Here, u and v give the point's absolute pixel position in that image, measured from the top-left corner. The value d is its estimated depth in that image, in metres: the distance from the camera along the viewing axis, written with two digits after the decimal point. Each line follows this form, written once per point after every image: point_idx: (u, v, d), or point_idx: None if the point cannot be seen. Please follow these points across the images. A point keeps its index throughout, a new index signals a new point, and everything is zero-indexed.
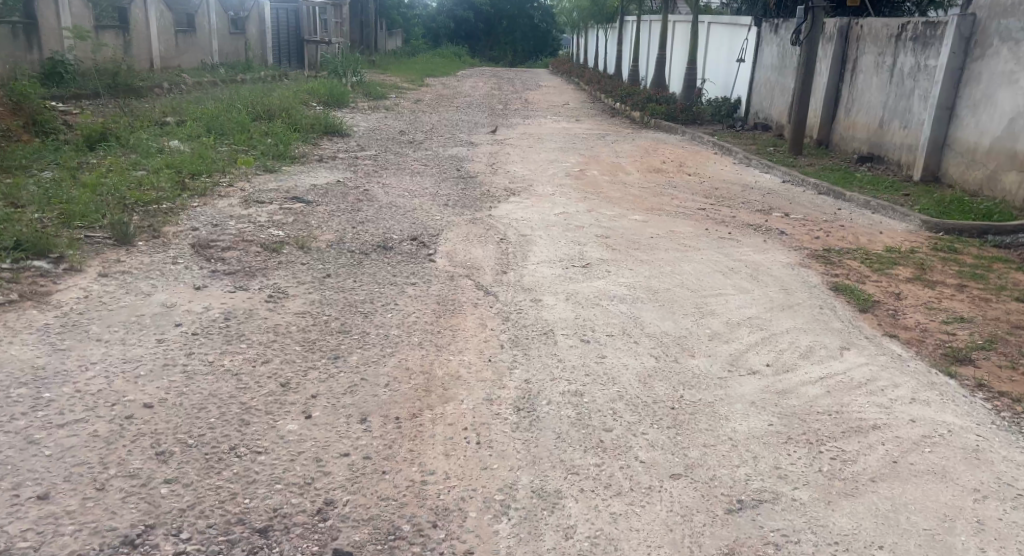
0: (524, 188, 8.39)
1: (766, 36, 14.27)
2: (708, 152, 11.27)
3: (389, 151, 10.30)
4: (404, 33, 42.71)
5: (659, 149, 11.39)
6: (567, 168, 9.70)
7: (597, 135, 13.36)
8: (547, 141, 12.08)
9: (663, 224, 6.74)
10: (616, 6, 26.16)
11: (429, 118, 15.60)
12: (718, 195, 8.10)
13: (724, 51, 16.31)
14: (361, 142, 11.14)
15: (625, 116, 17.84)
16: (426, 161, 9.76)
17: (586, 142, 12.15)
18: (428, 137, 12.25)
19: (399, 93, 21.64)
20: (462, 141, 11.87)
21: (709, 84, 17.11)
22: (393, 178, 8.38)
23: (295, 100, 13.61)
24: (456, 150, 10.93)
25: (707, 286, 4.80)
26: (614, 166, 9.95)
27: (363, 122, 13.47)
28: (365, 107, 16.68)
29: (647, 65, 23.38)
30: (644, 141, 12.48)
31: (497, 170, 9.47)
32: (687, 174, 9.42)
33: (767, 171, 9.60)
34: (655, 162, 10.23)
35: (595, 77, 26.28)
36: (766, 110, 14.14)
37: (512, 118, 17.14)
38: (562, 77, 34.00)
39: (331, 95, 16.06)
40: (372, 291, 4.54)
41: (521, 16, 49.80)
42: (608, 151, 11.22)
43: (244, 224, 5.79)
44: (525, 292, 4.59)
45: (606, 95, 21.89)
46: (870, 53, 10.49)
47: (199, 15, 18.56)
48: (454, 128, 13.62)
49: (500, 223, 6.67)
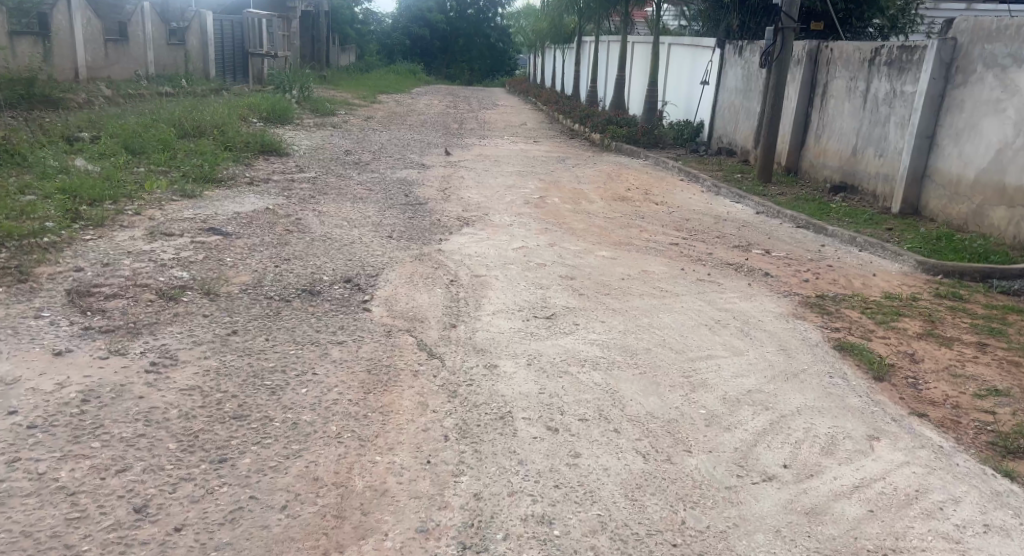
0: (477, 216, 7.63)
1: (730, 58, 13.77)
2: (675, 179, 10.63)
3: (330, 174, 9.46)
4: (357, 49, 41.89)
5: (623, 175, 10.74)
6: (524, 194, 8.97)
7: (556, 158, 12.66)
8: (503, 164, 11.38)
9: (633, 262, 6.01)
10: (574, 26, 25.67)
11: (378, 136, 14.78)
12: (690, 227, 7.44)
13: (686, 73, 15.80)
14: (301, 162, 10.28)
15: (585, 138, 17.23)
16: (370, 185, 8.94)
17: (544, 166, 11.48)
18: (376, 157, 11.42)
19: (349, 110, 20.76)
20: (412, 162, 11.09)
21: (671, 107, 16.59)
22: (330, 205, 7.54)
23: (232, 116, 12.70)
24: (404, 172, 10.14)
25: (692, 346, 4.02)
26: (575, 193, 9.26)
27: (306, 141, 12.61)
28: (311, 124, 15.81)
29: (606, 86, 22.88)
30: (606, 165, 11.85)
31: (448, 195, 8.69)
32: (655, 203, 8.76)
33: (738, 201, 8.99)
34: (619, 189, 9.57)
35: (553, 97, 25.68)
36: (730, 134, 13.61)
37: (467, 138, 16.42)
38: (520, 96, 33.44)
39: (273, 110, 15.15)
40: (286, 355, 3.68)
41: (477, 35, 49.30)
42: (568, 176, 10.54)
43: (142, 263, 4.90)
44: (477, 355, 3.77)
45: (564, 115, 21.30)
46: (842, 77, 9.95)
47: (131, 24, 17.74)
48: (416, 150, 12.90)
49: (450, 259, 5.87)
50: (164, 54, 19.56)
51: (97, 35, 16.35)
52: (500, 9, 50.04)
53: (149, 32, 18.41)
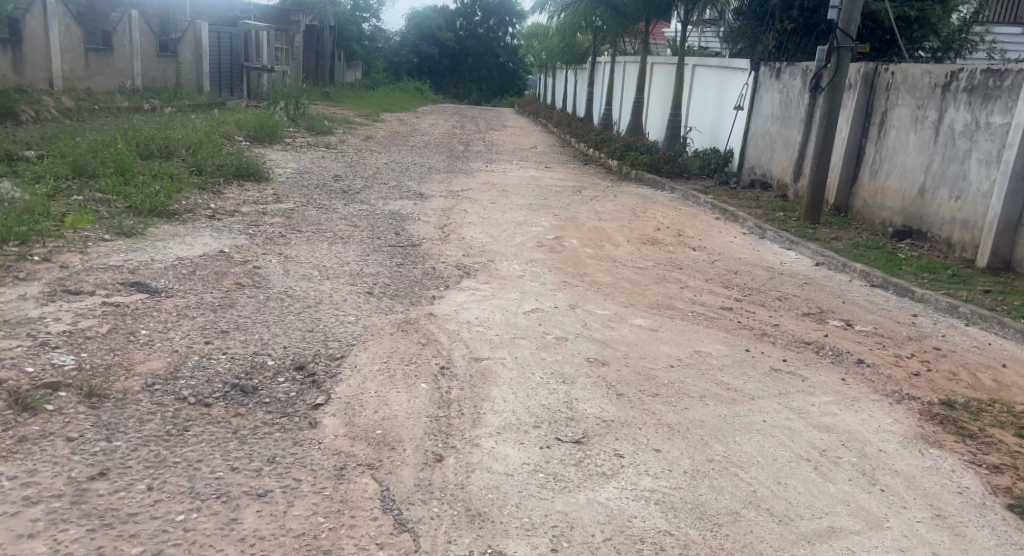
0: (481, 264, 6.31)
1: (765, 82, 12.47)
2: (709, 216, 9.28)
3: (312, 205, 8.17)
4: (364, 66, 40.98)
5: (649, 211, 9.42)
6: (538, 234, 7.66)
7: (571, 188, 11.36)
8: (512, 194, 10.11)
9: (681, 338, 4.67)
10: (589, 46, 24.47)
11: (375, 159, 13.55)
12: (741, 284, 6.10)
13: (714, 97, 14.51)
14: (281, 189, 9.03)
15: (601, 164, 15.93)
16: (356, 220, 7.64)
17: (559, 197, 10.19)
18: (369, 184, 10.16)
19: (349, 129, 19.60)
20: (409, 191, 9.81)
21: (695, 133, 15.30)
22: (303, 247, 6.24)
23: (211, 135, 11.49)
24: (398, 204, 8.84)
25: (798, 509, 2.68)
26: (597, 233, 7.95)
27: (294, 165, 11.36)
28: (304, 144, 14.61)
29: (621, 109, 21.62)
30: (630, 198, 10.54)
31: (447, 234, 7.39)
32: (691, 249, 7.43)
33: (789, 248, 7.65)
34: (649, 229, 8.26)
35: (565, 120, 24.44)
36: (764, 165, 12.30)
37: (472, 162, 15.16)
38: (530, 117, 32.29)
39: (262, 128, 13.97)
40: (173, 527, 2.37)
41: (487, 55, 48.38)
42: (587, 211, 9.23)
43: (16, 338, 3.59)
44: (476, 530, 2.44)
45: (578, 139, 20.05)
46: (907, 104, 8.62)
47: (117, 34, 16.86)
48: (399, 173, 11.55)
49: (443, 329, 4.51)
50: (154, 66, 18.63)
51: (78, 44, 15.40)
52: (510, 29, 49.10)
53: (137, 43, 17.64)
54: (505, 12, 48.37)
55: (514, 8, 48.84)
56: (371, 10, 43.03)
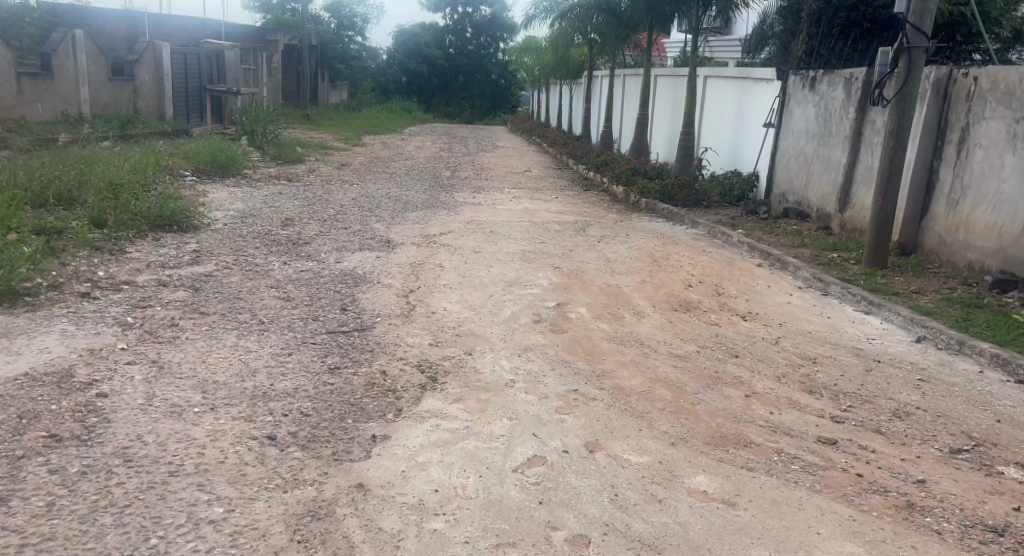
0: (455, 362, 4.43)
1: (797, 95, 10.65)
2: (749, 262, 7.41)
3: (240, 266, 6.32)
4: (349, 86, 39.38)
5: (672, 257, 7.57)
6: (535, 301, 5.79)
7: (573, 225, 9.50)
8: (501, 238, 8.25)
9: (776, 525, 2.82)
10: (585, 59, 22.79)
11: (343, 192, 11.70)
12: (828, 385, 4.23)
13: (736, 113, 12.71)
14: (208, 242, 7.17)
15: (605, 190, 14.09)
16: (292, 289, 5.78)
17: (560, 239, 8.34)
18: (326, 228, 8.31)
19: (324, 156, 17.83)
20: (372, 238, 7.96)
21: (712, 153, 13.48)
22: (197, 344, 4.36)
23: (142, 173, 9.66)
24: (357, 258, 6.99)
25: None
26: (611, 296, 6.08)
27: (240, 207, 9.55)
28: (264, 177, 12.80)
29: (621, 126, 19.89)
30: (644, 237, 8.71)
31: (412, 306, 5.51)
32: (739, 319, 5.56)
33: (870, 312, 5.81)
34: (678, 288, 6.40)
35: (561, 139, 22.68)
36: (799, 191, 10.48)
37: (458, 191, 13.31)
38: (523, 136, 30.66)
39: (213, 160, 12.17)
40: None
41: (477, 72, 46.94)
42: (595, 259, 7.38)
43: None
44: None
45: (576, 160, 18.26)
46: (997, 118, 6.79)
47: (60, 56, 15.44)
48: (367, 212, 9.71)
49: (379, 532, 2.67)
50: (106, 90, 17.07)
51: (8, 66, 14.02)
52: (501, 45, 47.66)
53: (83, 65, 16.05)
54: (495, 27, 46.82)
55: (505, 23, 47.26)
56: (357, 28, 41.39)
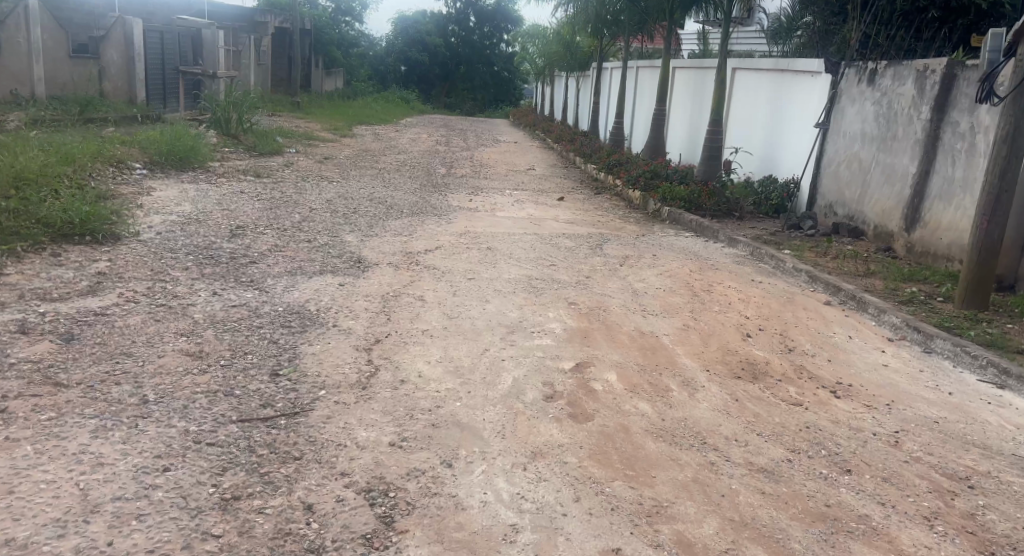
0: (424, 483, 2.88)
1: (851, 90, 9.05)
2: (814, 300, 5.84)
3: (149, 298, 4.77)
4: (346, 74, 37.87)
5: (714, 290, 6.03)
6: (544, 362, 4.23)
7: (585, 241, 7.94)
8: (498, 260, 6.71)
9: None
10: (596, 48, 21.18)
11: (319, 192, 10.17)
12: (1013, 543, 2.69)
13: (774, 112, 11.08)
14: (124, 260, 5.64)
15: (618, 195, 12.54)
16: (212, 336, 4.23)
17: (572, 262, 6.80)
18: (284, 241, 6.78)
19: (308, 148, 16.30)
20: (339, 256, 6.41)
21: (743, 155, 11.87)
22: (17, 451, 2.80)
23: (75, 167, 8.27)
24: (313, 286, 5.44)
25: None
26: (647, 352, 4.51)
27: (187, 209, 8.02)
28: (230, 172, 11.26)
29: (634, 121, 18.29)
30: (674, 259, 7.17)
31: (372, 370, 3.96)
32: (831, 395, 3.98)
33: (1003, 385, 4.24)
34: (733, 338, 4.84)
35: (567, 135, 21.14)
36: (853, 203, 8.89)
37: (452, 193, 11.78)
38: (527, 130, 29.09)
39: (172, 151, 10.70)
40: None
41: (480, 63, 45.30)
42: (617, 292, 5.81)
43: None
44: None
45: (585, 159, 16.71)
46: None
47: (8, 28, 14.38)
48: (339, 218, 8.18)
49: None
50: (65, 67, 15.83)
51: None
52: (506, 36, 45.96)
53: (37, 38, 14.97)
54: (500, 18, 45.11)
55: (510, 13, 45.57)
56: (355, 14, 39.64)
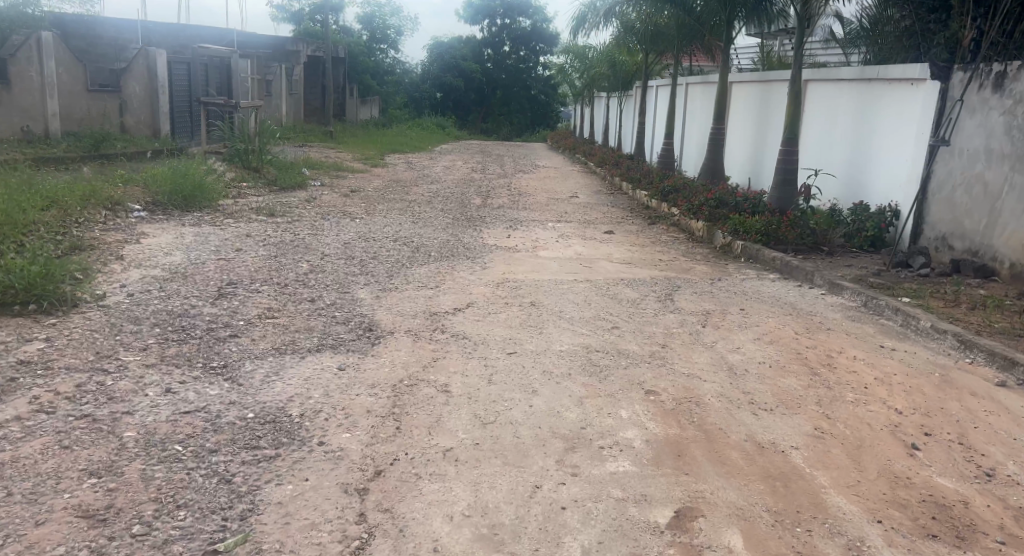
0: None
1: (971, 101, 7.62)
2: (978, 379, 4.32)
3: (72, 402, 3.47)
4: (380, 102, 37.13)
5: (837, 367, 4.53)
6: (626, 511, 2.82)
7: (650, 290, 6.49)
8: (546, 323, 5.30)
9: None
10: (640, 65, 19.81)
11: (336, 232, 8.92)
12: None
13: (863, 129, 9.46)
14: (65, 338, 4.36)
15: (678, 226, 11.05)
16: (134, 474, 2.88)
17: (640, 325, 5.35)
18: (279, 302, 5.47)
19: (334, 180, 15.18)
20: (346, 323, 5.08)
21: (824, 179, 10.24)
22: None
23: (53, 213, 7.11)
24: (303, 371, 4.09)
25: None
26: (778, 486, 3.05)
27: (176, 259, 6.79)
28: (241, 210, 10.07)
29: (686, 142, 16.82)
30: (769, 316, 5.67)
31: (363, 537, 2.60)
32: None
33: None
34: (894, 454, 3.33)
35: (611, 158, 19.75)
36: (980, 235, 7.48)
37: (489, 227, 10.45)
38: (566, 153, 27.86)
39: (178, 188, 9.57)
40: None
41: (516, 86, 44.36)
42: (708, 374, 4.35)
43: None
44: None
45: (633, 184, 15.26)
46: None
47: (18, 61, 13.57)
48: (352, 267, 6.86)
49: None
50: (81, 101, 15.01)
51: None
52: (542, 58, 44.94)
53: (51, 71, 14.15)
54: (535, 39, 44.09)
55: (546, 34, 44.53)
56: (389, 41, 38.86)
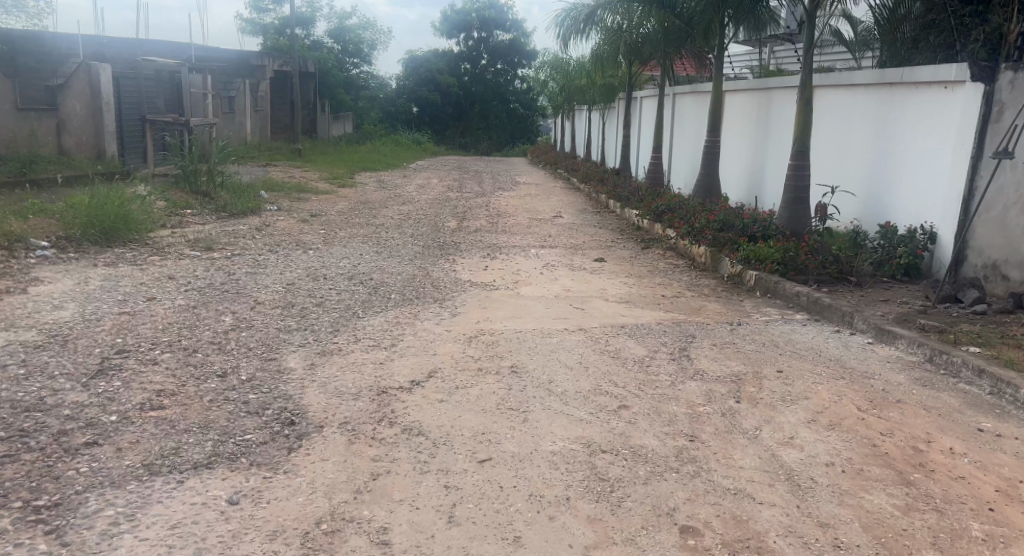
0: None
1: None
2: None
3: None
4: (354, 117, 35.87)
5: (934, 470, 3.30)
6: None
7: (658, 343, 5.22)
8: (531, 400, 4.02)
9: None
10: (624, 76, 18.66)
11: (283, 270, 7.59)
12: None
13: (889, 143, 8.22)
14: None
15: (676, 252, 9.89)
16: None
17: (655, 400, 4.09)
18: (178, 380, 4.14)
19: (295, 204, 13.85)
20: (260, 413, 3.76)
21: (842, 197, 9.02)
22: None
23: None
24: (174, 512, 2.78)
25: None
26: None
27: (65, 314, 5.43)
28: (176, 243, 8.71)
29: (677, 155, 15.62)
30: (815, 381, 4.44)
31: None
32: None
33: None
34: None
35: (596, 174, 18.57)
36: None
37: (463, 256, 9.16)
38: (547, 168, 26.69)
39: (98, 221, 8.25)
40: None
41: (494, 100, 43.28)
42: (759, 491, 3.09)
43: None
44: None
45: (621, 203, 14.06)
46: None
47: None
48: (289, 320, 5.55)
49: None
50: (13, 121, 13.58)
51: None
52: (520, 71, 43.89)
53: None
54: (513, 53, 43.05)
55: (524, 48, 43.50)
56: (362, 55, 37.59)
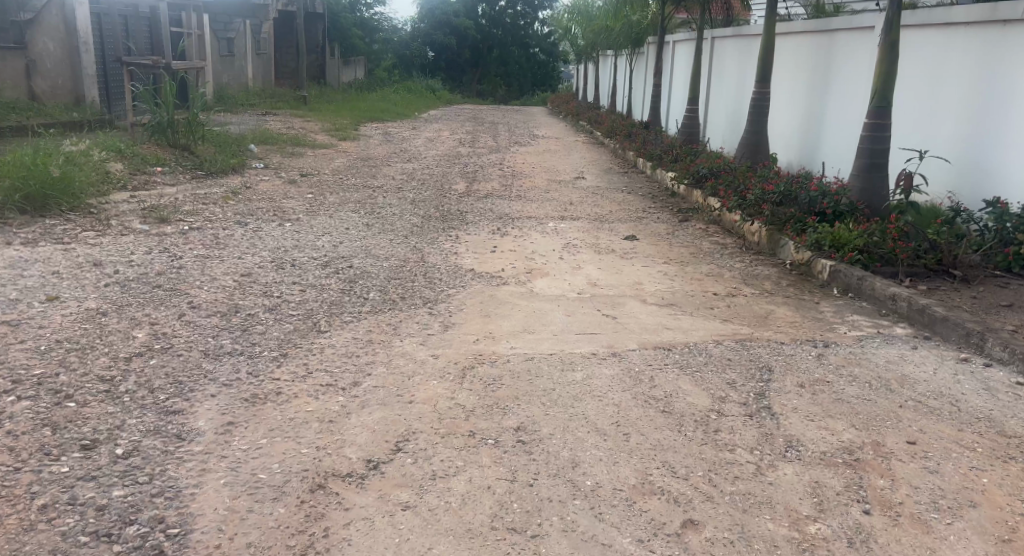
0: None
1: None
2: None
3: None
4: (366, 63, 34.04)
5: None
6: None
7: (723, 382, 3.76)
8: (545, 507, 2.60)
9: None
10: (656, 17, 16.76)
11: (245, 252, 6.16)
12: None
13: (1003, 97, 6.47)
14: None
15: (723, 228, 8.37)
16: None
17: (737, 508, 2.65)
18: (16, 460, 2.76)
19: (287, 160, 12.38)
20: (117, 535, 2.39)
21: (930, 163, 7.31)
22: None
23: None
24: None
25: None
26: None
27: None
28: (125, 213, 7.30)
29: (715, 108, 13.88)
30: (973, 465, 2.97)
31: None
32: None
33: None
34: None
35: (623, 129, 16.85)
36: None
37: (469, 230, 7.67)
38: (570, 118, 24.91)
39: (26, 187, 6.81)
40: None
41: (514, 45, 41.08)
42: None
43: None
44: None
45: (653, 164, 12.45)
46: None
47: None
48: (222, 337, 4.12)
49: None
50: None
51: None
52: (542, 14, 41.51)
53: None
54: None
55: None
56: None
